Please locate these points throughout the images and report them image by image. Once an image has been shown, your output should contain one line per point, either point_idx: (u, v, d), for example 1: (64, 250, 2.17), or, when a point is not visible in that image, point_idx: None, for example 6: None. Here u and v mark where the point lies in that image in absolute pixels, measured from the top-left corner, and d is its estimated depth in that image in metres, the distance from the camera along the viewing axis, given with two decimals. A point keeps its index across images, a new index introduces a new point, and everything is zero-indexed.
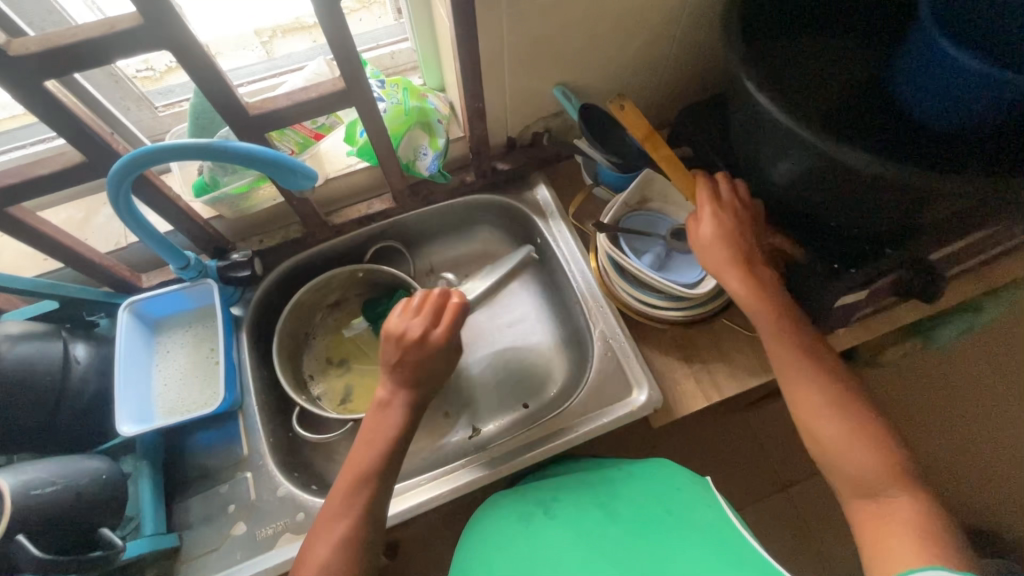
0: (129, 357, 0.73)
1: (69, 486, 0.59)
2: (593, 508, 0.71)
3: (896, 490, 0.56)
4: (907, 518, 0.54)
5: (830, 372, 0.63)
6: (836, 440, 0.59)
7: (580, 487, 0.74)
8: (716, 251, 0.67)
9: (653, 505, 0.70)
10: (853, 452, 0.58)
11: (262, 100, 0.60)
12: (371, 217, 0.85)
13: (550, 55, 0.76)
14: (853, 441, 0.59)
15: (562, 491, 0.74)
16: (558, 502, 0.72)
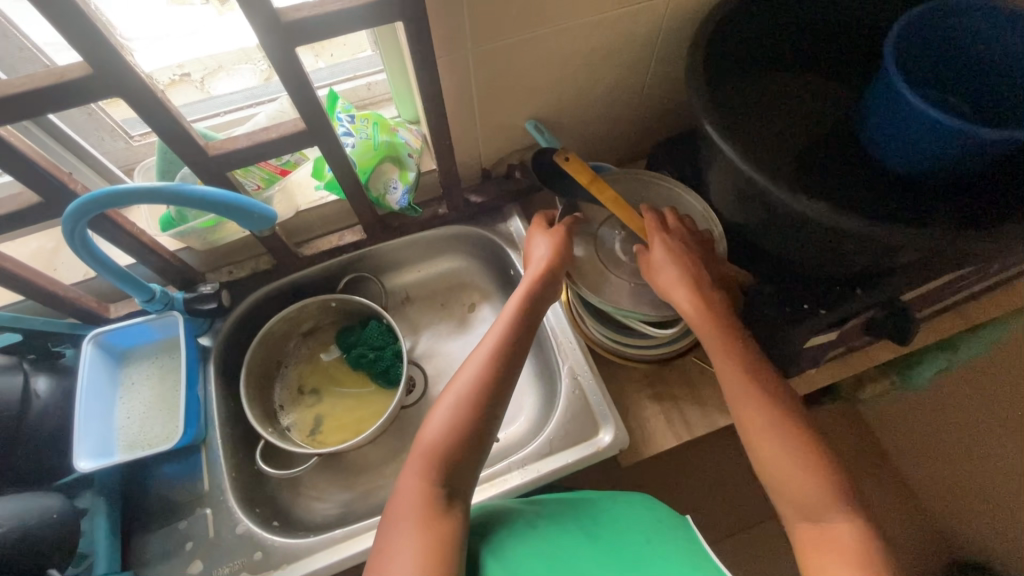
0: (90, 390, 0.72)
1: (16, 527, 0.58)
2: (577, 531, 0.64)
3: (830, 512, 0.56)
4: (843, 543, 0.54)
5: (776, 395, 0.63)
6: (781, 453, 0.60)
7: (566, 511, 0.68)
8: (665, 273, 0.67)
9: (636, 531, 0.63)
10: (795, 473, 0.59)
11: (222, 140, 0.61)
12: (343, 249, 0.85)
13: (520, 92, 0.77)
14: (792, 461, 0.59)
15: (549, 511, 0.68)
16: (543, 517, 0.66)
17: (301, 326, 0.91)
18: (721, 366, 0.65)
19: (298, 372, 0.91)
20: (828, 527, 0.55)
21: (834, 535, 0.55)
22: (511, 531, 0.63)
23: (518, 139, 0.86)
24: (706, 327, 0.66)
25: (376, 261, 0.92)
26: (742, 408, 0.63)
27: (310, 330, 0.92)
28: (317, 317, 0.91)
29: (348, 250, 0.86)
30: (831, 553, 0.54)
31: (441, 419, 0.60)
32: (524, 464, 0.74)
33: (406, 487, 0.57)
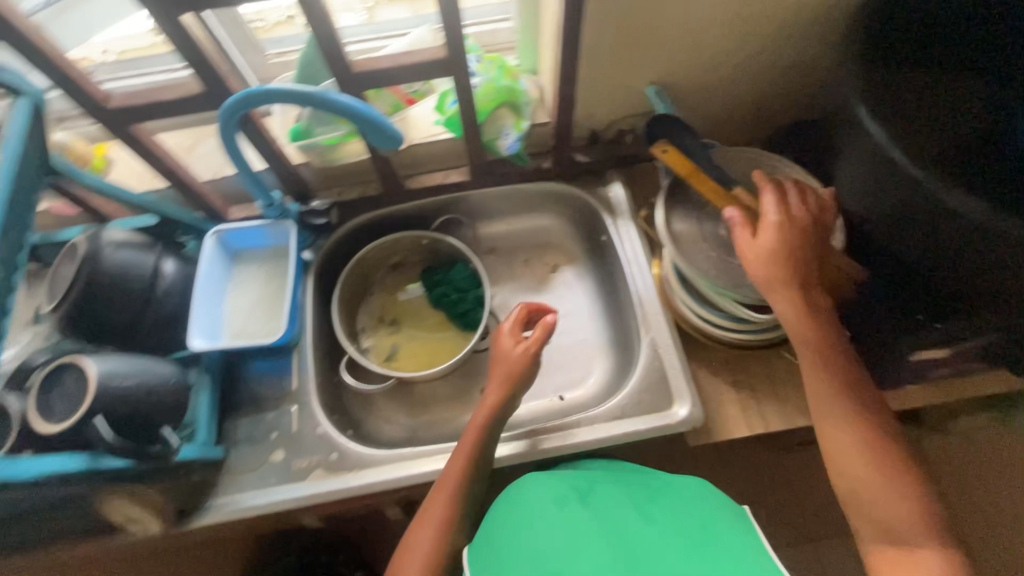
0: (207, 280, 0.79)
1: (143, 384, 0.62)
2: (630, 510, 0.64)
3: (916, 532, 0.55)
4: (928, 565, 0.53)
5: (869, 410, 0.61)
6: (865, 470, 0.58)
7: (616, 487, 0.68)
8: (772, 261, 0.62)
9: (688, 515, 0.62)
10: (881, 491, 0.57)
11: (366, 58, 0.63)
12: (446, 187, 0.87)
13: (650, 52, 0.75)
14: (884, 484, 0.57)
15: (600, 486, 0.68)
16: (593, 491, 0.66)
17: (390, 258, 0.95)
18: (811, 380, 0.63)
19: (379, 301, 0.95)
20: (905, 545, 0.55)
21: (917, 556, 0.54)
22: (563, 504, 0.63)
23: (634, 102, 0.85)
24: (801, 338, 0.63)
25: (472, 207, 0.94)
26: (826, 422, 0.61)
27: (397, 264, 0.96)
28: (406, 252, 0.94)
29: (449, 191, 0.89)
30: (909, 573, 0.54)
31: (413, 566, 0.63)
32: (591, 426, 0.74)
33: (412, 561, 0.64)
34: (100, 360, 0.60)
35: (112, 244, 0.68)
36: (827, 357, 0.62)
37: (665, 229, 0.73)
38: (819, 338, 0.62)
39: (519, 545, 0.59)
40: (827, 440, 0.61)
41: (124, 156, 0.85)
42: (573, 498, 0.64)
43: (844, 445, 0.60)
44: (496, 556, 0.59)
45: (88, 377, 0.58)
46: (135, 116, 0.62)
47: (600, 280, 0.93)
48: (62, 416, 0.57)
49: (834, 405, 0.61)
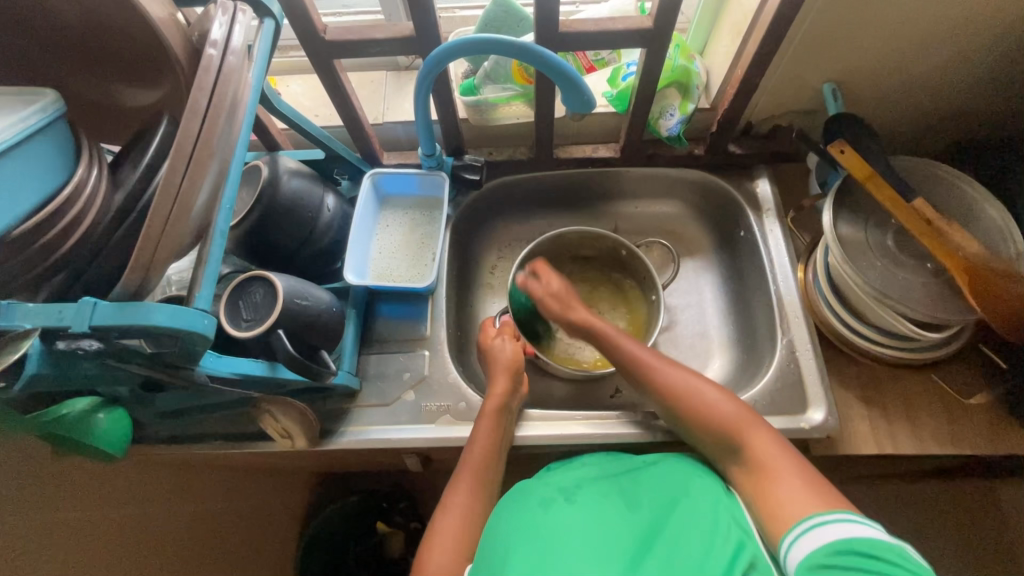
0: (361, 219, 0.82)
1: (314, 307, 0.66)
2: (615, 500, 0.62)
3: (754, 441, 0.59)
4: (782, 464, 0.56)
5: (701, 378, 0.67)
6: (712, 419, 0.63)
7: (600, 480, 0.67)
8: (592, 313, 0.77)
9: (665, 495, 0.61)
10: (733, 423, 0.61)
11: (572, 19, 0.63)
12: (592, 161, 0.88)
13: (843, 47, 0.72)
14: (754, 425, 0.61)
15: (584, 482, 0.66)
16: (579, 491, 0.65)
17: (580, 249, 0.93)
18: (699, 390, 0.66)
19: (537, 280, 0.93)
20: (756, 455, 0.58)
21: (771, 467, 0.56)
22: (548, 505, 0.61)
23: (802, 99, 0.82)
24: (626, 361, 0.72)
25: (608, 184, 0.93)
26: (682, 415, 0.66)
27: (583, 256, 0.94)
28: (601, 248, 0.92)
29: (594, 164, 0.89)
30: (781, 481, 0.55)
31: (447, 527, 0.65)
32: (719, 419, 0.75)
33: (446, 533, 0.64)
34: (282, 278, 0.64)
35: (288, 173, 0.72)
36: (656, 367, 0.69)
37: (831, 232, 0.71)
38: (638, 358, 0.71)
39: (511, 540, 0.56)
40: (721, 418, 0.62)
41: (295, 91, 0.89)
42: (558, 500, 0.62)
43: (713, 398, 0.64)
44: (491, 541, 0.58)
45: (277, 291, 0.62)
46: (345, 51, 0.64)
47: (726, 277, 0.92)
48: (250, 325, 0.61)
49: (671, 406, 0.67)
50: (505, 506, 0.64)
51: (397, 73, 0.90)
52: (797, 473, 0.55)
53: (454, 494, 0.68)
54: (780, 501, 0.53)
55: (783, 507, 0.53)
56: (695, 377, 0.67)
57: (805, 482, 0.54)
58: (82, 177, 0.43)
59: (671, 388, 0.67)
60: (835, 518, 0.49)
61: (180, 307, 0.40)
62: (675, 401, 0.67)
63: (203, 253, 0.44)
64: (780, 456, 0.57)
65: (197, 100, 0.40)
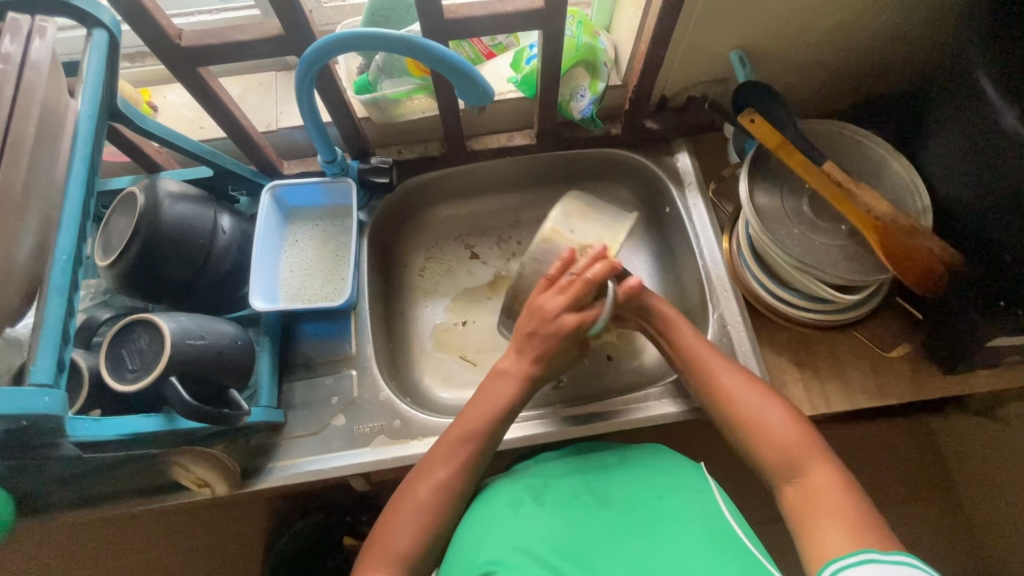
0: (264, 238, 0.75)
1: (213, 344, 0.60)
2: (585, 499, 0.62)
3: (810, 467, 0.55)
4: (828, 497, 0.52)
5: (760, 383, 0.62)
6: (767, 441, 0.57)
7: (573, 476, 0.65)
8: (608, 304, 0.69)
9: (645, 497, 0.61)
10: (791, 447, 0.56)
11: (457, 5, 0.58)
12: (509, 150, 0.84)
13: (743, 13, 0.70)
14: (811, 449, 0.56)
15: (553, 478, 0.65)
16: (548, 487, 0.64)
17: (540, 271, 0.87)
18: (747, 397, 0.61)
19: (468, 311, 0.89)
20: (808, 483, 0.54)
21: (823, 493, 0.53)
22: (518, 507, 0.61)
23: (711, 68, 0.81)
24: (680, 361, 0.66)
25: (531, 172, 0.90)
26: (722, 424, 0.62)
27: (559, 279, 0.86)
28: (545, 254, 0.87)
29: (512, 153, 0.85)
30: (829, 510, 0.51)
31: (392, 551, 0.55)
32: (657, 403, 0.74)
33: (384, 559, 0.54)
34: (171, 318, 0.57)
35: (170, 197, 0.64)
36: (715, 370, 0.63)
37: (748, 204, 0.69)
38: (694, 349, 0.66)
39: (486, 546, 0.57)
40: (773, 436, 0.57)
41: (173, 103, 0.80)
42: (528, 500, 0.62)
43: (769, 416, 0.59)
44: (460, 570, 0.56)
45: (164, 334, 0.55)
46: (207, 57, 0.57)
47: (658, 256, 0.90)
48: (136, 377, 0.54)
49: (721, 415, 0.62)
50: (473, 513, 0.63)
51: (287, 72, 0.83)
52: (851, 510, 0.51)
53: (419, 481, 0.59)
54: (819, 533, 0.50)
55: (828, 540, 0.49)
56: (753, 386, 0.61)
57: (858, 520, 0.50)
58: None
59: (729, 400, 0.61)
60: (893, 560, 0.46)
61: (7, 390, 0.34)
62: (725, 411, 0.61)
63: (36, 317, 0.38)
64: (830, 484, 0.53)
65: None
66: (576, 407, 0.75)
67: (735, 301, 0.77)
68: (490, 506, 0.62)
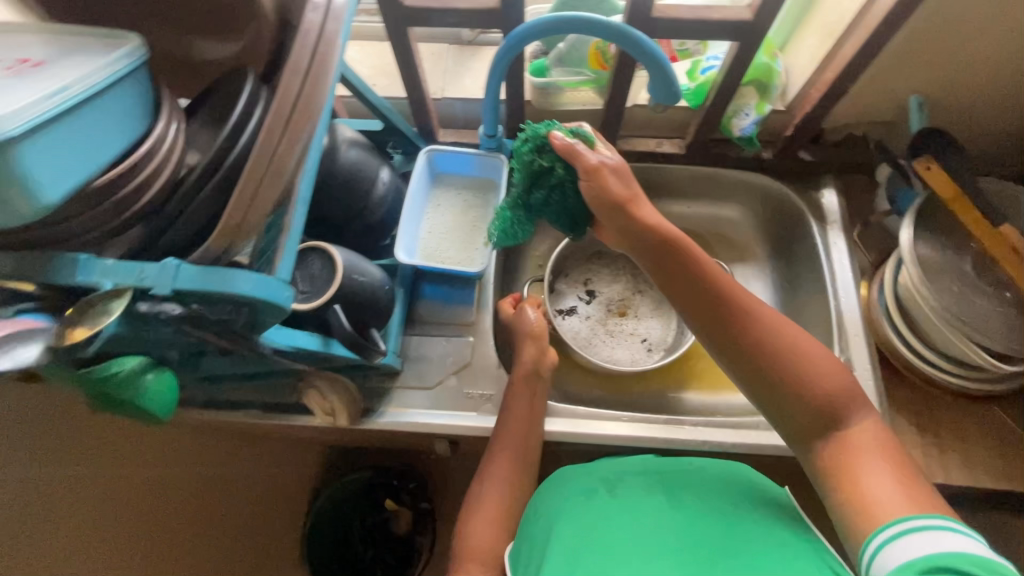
0: (415, 195, 0.79)
1: (370, 283, 0.64)
2: (658, 492, 0.60)
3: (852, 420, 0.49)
4: (871, 466, 0.46)
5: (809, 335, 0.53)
6: (813, 395, 0.50)
7: (645, 473, 0.64)
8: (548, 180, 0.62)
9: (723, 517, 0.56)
10: (836, 398, 0.50)
11: (667, 5, 0.60)
12: (654, 155, 0.85)
13: (940, 56, 0.68)
14: (849, 398, 0.50)
15: (626, 475, 0.64)
16: (622, 482, 0.63)
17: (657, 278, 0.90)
18: (781, 338, 0.52)
19: (621, 295, 0.91)
20: (848, 446, 0.48)
21: (859, 448, 0.48)
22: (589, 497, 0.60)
23: (882, 108, 0.79)
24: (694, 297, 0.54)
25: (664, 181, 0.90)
26: (749, 378, 0.52)
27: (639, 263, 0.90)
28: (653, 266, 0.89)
29: (655, 159, 0.86)
30: (866, 467, 0.46)
31: (482, 527, 0.62)
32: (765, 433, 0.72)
33: (478, 531, 0.62)
34: (342, 252, 0.62)
35: (347, 142, 0.69)
36: (745, 309, 0.53)
37: (908, 250, 0.67)
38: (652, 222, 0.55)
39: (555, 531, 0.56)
40: (825, 389, 0.50)
41: (353, 58, 0.86)
42: (601, 490, 0.61)
43: (829, 369, 0.51)
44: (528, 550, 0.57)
45: (336, 264, 0.60)
46: (426, 18, 0.61)
47: (779, 286, 0.88)
48: (306, 298, 0.59)
49: (746, 370, 0.52)
50: (545, 493, 0.64)
51: (459, 47, 0.87)
52: (886, 460, 0.47)
53: (493, 464, 0.67)
54: (867, 501, 0.45)
55: (871, 496, 0.45)
56: (790, 335, 0.52)
57: (896, 473, 0.46)
58: (159, 134, 0.40)
59: (769, 353, 0.51)
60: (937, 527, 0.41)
61: (263, 276, 0.39)
62: (762, 366, 0.51)
63: (285, 221, 0.42)
64: (866, 443, 0.48)
65: (299, 58, 0.37)
66: (676, 420, 0.74)
67: (866, 348, 0.74)
68: (565, 494, 0.62)
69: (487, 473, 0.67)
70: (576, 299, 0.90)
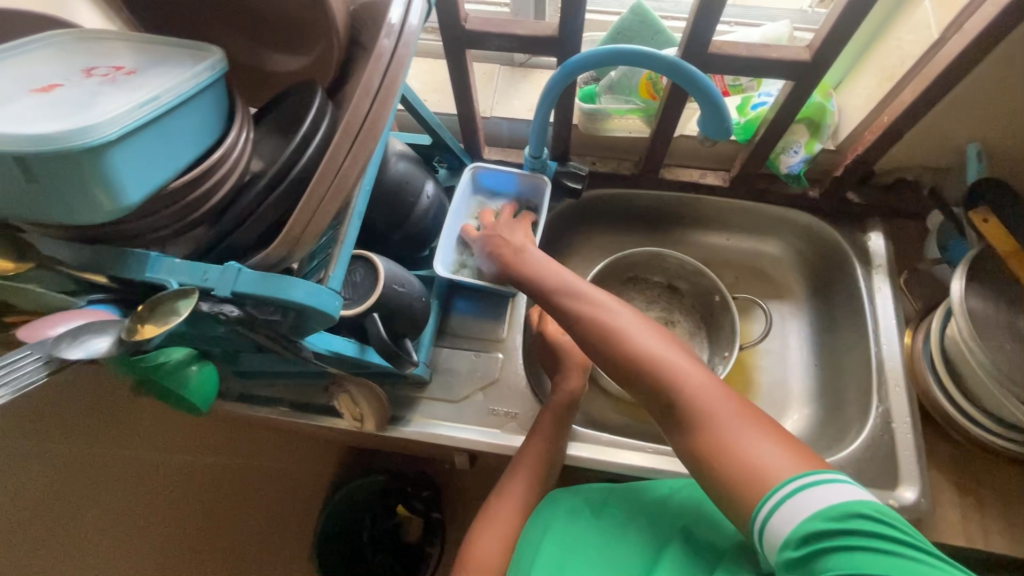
0: (457, 209, 0.81)
1: (409, 294, 0.65)
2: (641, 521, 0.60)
3: (687, 381, 0.52)
4: (734, 433, 0.48)
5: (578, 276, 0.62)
6: (628, 357, 0.54)
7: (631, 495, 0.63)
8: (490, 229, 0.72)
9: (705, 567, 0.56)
10: (656, 358, 0.53)
11: (723, 41, 0.60)
12: (697, 186, 0.85)
13: (1004, 105, 0.66)
14: (674, 356, 0.53)
15: (612, 496, 0.63)
16: (608, 507, 0.62)
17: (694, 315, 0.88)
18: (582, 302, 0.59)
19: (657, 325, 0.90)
20: (711, 434, 0.49)
21: (715, 422, 0.49)
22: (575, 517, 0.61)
23: (938, 154, 0.77)
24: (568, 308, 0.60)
25: (704, 212, 0.90)
26: (624, 380, 0.55)
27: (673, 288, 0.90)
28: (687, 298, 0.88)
29: (698, 190, 0.86)
30: (731, 432, 0.48)
31: (491, 540, 0.61)
32: None
33: (488, 544, 0.61)
34: (384, 261, 0.63)
35: (397, 155, 0.70)
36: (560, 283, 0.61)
37: (958, 302, 0.65)
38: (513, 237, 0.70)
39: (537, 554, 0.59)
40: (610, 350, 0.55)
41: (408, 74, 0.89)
42: (586, 514, 0.61)
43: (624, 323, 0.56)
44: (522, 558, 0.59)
45: (378, 273, 0.61)
46: (485, 42, 0.63)
47: (816, 327, 0.86)
48: (348, 304, 0.61)
49: (621, 375, 0.55)
50: (540, 519, 0.64)
51: (511, 68, 0.89)
52: (744, 421, 0.49)
53: (510, 481, 0.66)
54: (750, 467, 0.46)
55: (756, 462, 0.46)
56: (650, 332, 0.55)
57: (764, 433, 0.48)
58: (232, 141, 0.42)
59: (627, 352, 0.54)
60: (819, 479, 0.43)
61: (315, 286, 0.40)
62: (628, 367, 0.54)
63: (340, 233, 0.44)
64: (724, 408, 0.49)
65: (370, 80, 0.38)
66: None
67: (907, 400, 0.72)
68: (561, 509, 0.63)
69: (504, 487, 0.66)
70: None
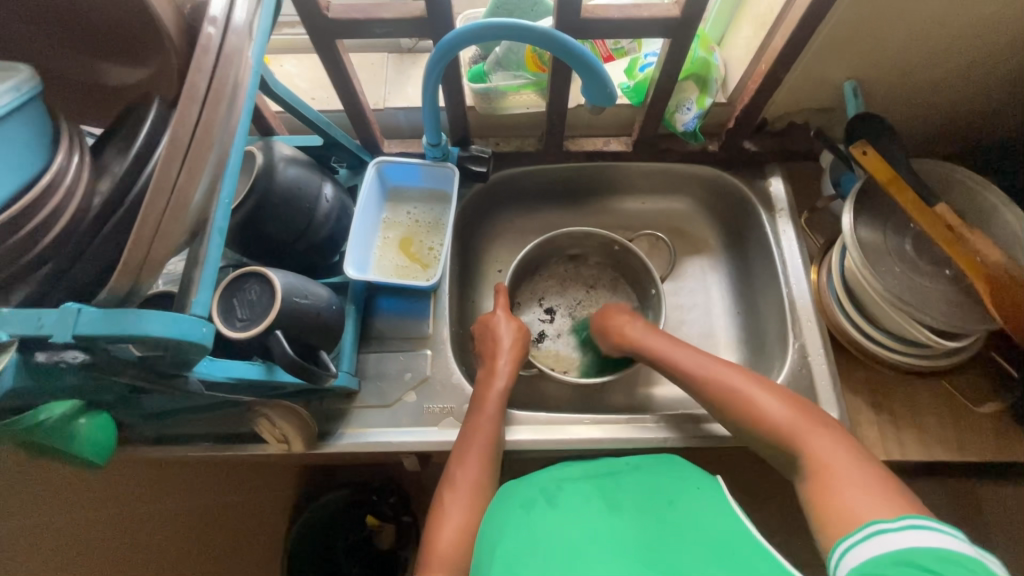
0: (365, 209, 0.77)
1: (314, 305, 0.62)
2: (599, 502, 0.58)
3: (815, 446, 0.54)
4: (844, 471, 0.51)
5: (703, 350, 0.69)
6: (767, 426, 0.59)
7: (584, 479, 0.63)
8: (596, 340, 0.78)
9: (671, 521, 0.54)
10: (788, 428, 0.57)
11: (594, 4, 0.59)
12: (604, 154, 0.85)
13: (867, 43, 0.69)
14: (792, 409, 0.59)
15: (566, 482, 0.62)
16: (561, 491, 0.60)
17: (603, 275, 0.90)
18: (707, 365, 0.66)
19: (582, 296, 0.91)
20: (817, 463, 0.53)
21: (832, 469, 0.52)
22: (530, 508, 0.58)
23: (819, 96, 0.80)
24: (697, 383, 0.66)
25: (617, 178, 0.90)
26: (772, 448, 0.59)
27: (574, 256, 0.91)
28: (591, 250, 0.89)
29: (605, 158, 0.86)
30: (841, 486, 0.50)
31: (452, 527, 0.60)
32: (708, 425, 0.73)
33: (446, 533, 0.60)
34: (282, 275, 0.60)
35: (284, 160, 0.65)
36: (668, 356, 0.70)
37: (850, 234, 0.68)
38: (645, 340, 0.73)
39: (502, 545, 0.54)
40: (752, 414, 0.60)
41: (291, 74, 0.84)
42: (540, 502, 0.59)
43: (762, 400, 0.60)
44: (486, 545, 0.56)
45: (275, 289, 0.57)
46: (352, 31, 0.60)
47: (734, 276, 0.89)
48: (246, 326, 0.57)
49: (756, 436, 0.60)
50: (496, 513, 0.60)
51: (399, 55, 0.85)
52: (858, 474, 0.50)
53: (459, 469, 0.65)
54: (835, 502, 0.49)
55: (848, 508, 0.48)
56: (784, 405, 0.59)
57: (866, 483, 0.49)
58: (56, 168, 0.38)
59: (760, 423, 0.59)
60: (898, 526, 0.44)
61: (173, 314, 0.37)
62: (766, 435, 0.59)
63: (199, 253, 0.41)
64: (847, 464, 0.51)
65: (196, 84, 0.35)
66: (637, 417, 0.74)
67: (820, 335, 0.75)
68: (517, 495, 0.61)
69: (453, 473, 0.65)
70: (537, 319, 0.89)
